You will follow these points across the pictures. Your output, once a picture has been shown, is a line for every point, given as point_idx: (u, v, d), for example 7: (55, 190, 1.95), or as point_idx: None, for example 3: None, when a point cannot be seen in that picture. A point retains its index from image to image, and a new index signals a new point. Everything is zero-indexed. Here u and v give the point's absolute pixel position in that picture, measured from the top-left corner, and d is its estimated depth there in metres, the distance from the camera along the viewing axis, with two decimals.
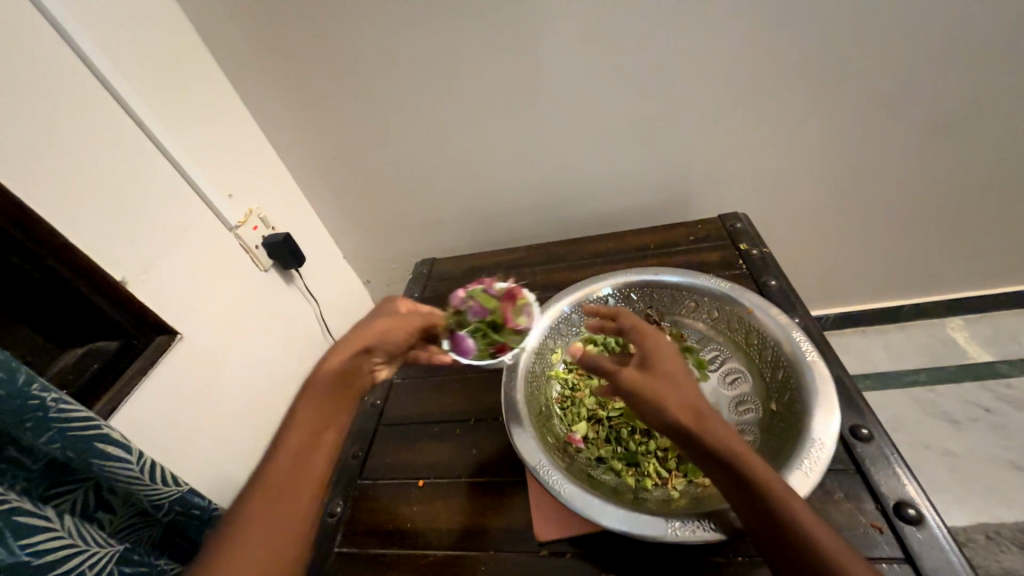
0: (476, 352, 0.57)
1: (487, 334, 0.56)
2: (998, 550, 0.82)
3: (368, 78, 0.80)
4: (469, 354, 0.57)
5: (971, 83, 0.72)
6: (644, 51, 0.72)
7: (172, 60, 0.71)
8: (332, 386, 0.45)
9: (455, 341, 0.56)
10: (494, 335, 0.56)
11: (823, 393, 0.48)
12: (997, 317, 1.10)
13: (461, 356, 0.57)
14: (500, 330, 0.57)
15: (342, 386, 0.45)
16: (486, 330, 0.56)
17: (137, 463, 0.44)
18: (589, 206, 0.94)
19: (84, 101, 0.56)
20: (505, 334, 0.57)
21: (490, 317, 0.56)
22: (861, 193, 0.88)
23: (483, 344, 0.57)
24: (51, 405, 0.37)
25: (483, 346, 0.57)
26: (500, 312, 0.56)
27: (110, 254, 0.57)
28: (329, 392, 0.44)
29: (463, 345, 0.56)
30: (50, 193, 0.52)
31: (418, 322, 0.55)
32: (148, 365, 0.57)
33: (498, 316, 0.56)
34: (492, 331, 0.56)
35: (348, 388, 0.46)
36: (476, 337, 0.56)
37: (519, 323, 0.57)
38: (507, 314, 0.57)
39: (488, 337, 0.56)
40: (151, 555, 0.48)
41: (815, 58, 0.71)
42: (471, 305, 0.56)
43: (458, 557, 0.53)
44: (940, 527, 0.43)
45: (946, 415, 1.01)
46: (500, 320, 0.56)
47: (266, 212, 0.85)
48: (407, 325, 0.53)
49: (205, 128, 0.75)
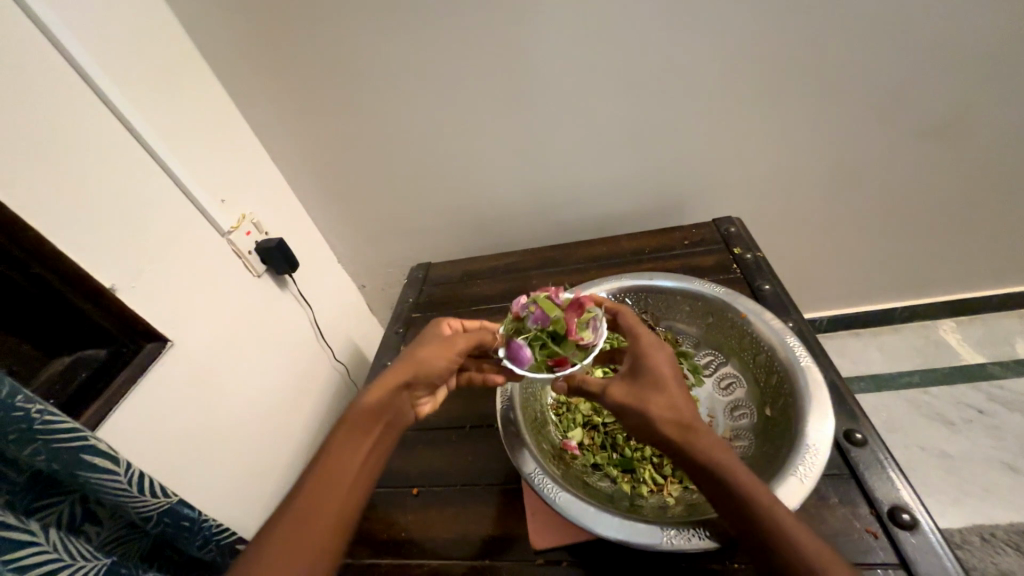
0: (532, 364, 0.50)
1: (546, 345, 0.50)
2: (994, 552, 0.82)
3: (363, 83, 0.80)
4: (525, 366, 0.50)
5: (960, 88, 0.73)
6: (638, 56, 0.73)
7: (164, 64, 0.70)
8: (368, 421, 0.48)
9: (511, 349, 0.50)
10: (553, 346, 0.50)
11: (817, 398, 0.48)
12: (988, 318, 1.11)
13: (514, 367, 0.50)
14: (561, 341, 0.50)
15: (381, 419, 0.48)
16: (544, 339, 0.50)
17: (125, 475, 0.43)
18: (584, 210, 0.94)
19: (73, 107, 0.56)
20: (567, 347, 0.50)
21: (550, 326, 0.50)
22: (853, 197, 0.89)
23: (540, 356, 0.50)
24: (36, 416, 0.36)
25: (541, 358, 0.50)
26: (562, 322, 0.50)
27: (100, 261, 0.56)
28: (364, 424, 0.47)
29: (517, 353, 0.50)
30: (39, 200, 0.51)
31: (461, 347, 0.53)
32: (137, 373, 0.56)
33: (559, 325, 0.50)
34: (552, 341, 0.50)
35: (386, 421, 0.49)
36: (533, 347, 0.50)
37: (586, 336, 0.50)
38: (572, 323, 0.50)
39: (546, 349, 0.50)
40: (140, 568, 0.47)
41: (807, 64, 0.72)
42: (531, 311, 0.51)
43: (454, 566, 0.52)
44: (934, 532, 0.43)
45: (941, 417, 1.01)
46: (561, 329, 0.49)
47: (259, 217, 0.84)
48: (448, 352, 0.53)
49: (197, 133, 0.74)
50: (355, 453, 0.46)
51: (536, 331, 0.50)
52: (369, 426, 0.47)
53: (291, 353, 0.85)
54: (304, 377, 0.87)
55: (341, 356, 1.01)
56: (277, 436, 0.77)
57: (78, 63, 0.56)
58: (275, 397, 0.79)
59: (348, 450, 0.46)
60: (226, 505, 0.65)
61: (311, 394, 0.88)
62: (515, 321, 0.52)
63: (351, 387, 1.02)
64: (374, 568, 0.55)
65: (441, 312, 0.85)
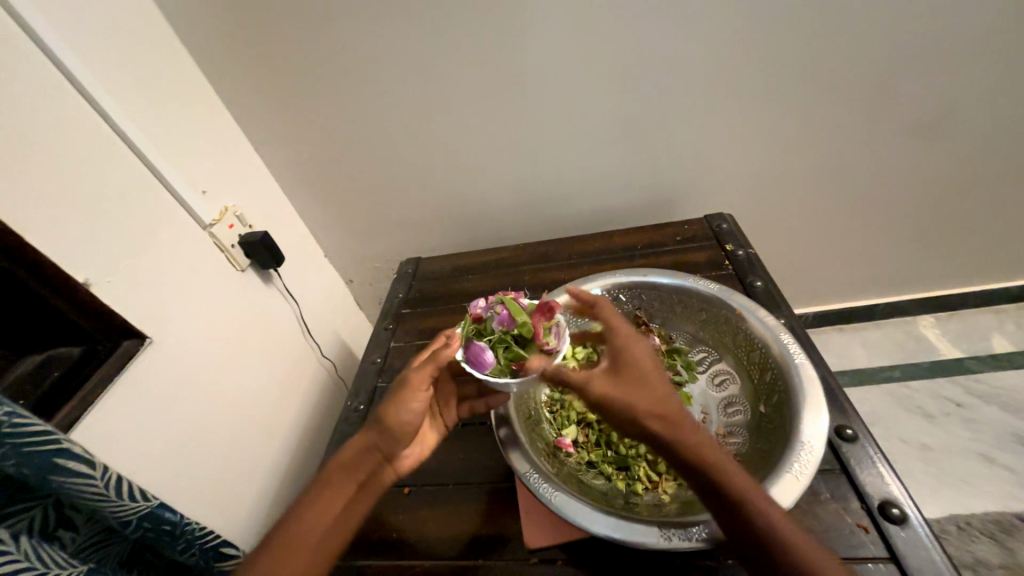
0: (494, 367, 0.49)
1: (510, 347, 0.50)
2: (970, 540, 0.85)
3: (350, 72, 0.77)
4: (488, 368, 0.49)
5: (947, 89, 0.74)
6: (633, 50, 0.72)
7: (140, 48, 0.67)
8: (338, 479, 0.47)
9: (472, 349, 0.49)
10: (518, 348, 0.50)
11: (811, 394, 0.49)
12: (966, 314, 1.14)
13: (475, 370, 0.49)
14: (526, 344, 0.50)
15: (350, 475, 0.47)
16: (509, 341, 0.50)
17: (101, 479, 0.41)
18: (576, 205, 0.93)
19: (41, 91, 0.53)
20: (531, 350, 0.50)
21: (515, 328, 0.50)
22: (841, 195, 0.90)
23: (504, 358, 0.49)
24: (3, 419, 0.34)
25: (505, 361, 0.50)
26: (527, 325, 0.50)
27: (74, 254, 0.53)
28: (333, 483, 0.47)
29: (479, 354, 0.49)
30: (6, 190, 0.48)
31: (422, 382, 0.49)
32: (114, 371, 0.54)
33: (524, 328, 0.50)
34: (516, 343, 0.50)
35: (358, 476, 0.48)
36: (497, 349, 0.50)
37: (551, 340, 0.50)
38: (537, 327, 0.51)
39: (510, 351, 0.50)
40: (119, 574, 0.45)
41: (800, 61, 0.72)
42: (496, 312, 0.51)
43: (447, 566, 0.52)
44: (923, 526, 0.44)
45: (920, 410, 1.04)
46: (526, 332, 0.50)
47: (242, 210, 0.82)
48: (409, 393, 0.49)
49: (176, 122, 0.71)
50: (325, 511, 0.45)
51: (500, 333, 0.51)
52: (337, 484, 0.47)
53: (276, 349, 0.83)
54: (290, 374, 0.85)
55: (328, 353, 0.99)
56: (263, 435, 0.75)
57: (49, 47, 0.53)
58: (260, 396, 0.77)
59: (318, 509, 0.45)
60: (210, 507, 0.63)
61: (297, 391, 0.86)
62: (477, 324, 0.52)
63: (340, 383, 1.00)
64: (364, 569, 0.54)
65: (431, 308, 0.84)
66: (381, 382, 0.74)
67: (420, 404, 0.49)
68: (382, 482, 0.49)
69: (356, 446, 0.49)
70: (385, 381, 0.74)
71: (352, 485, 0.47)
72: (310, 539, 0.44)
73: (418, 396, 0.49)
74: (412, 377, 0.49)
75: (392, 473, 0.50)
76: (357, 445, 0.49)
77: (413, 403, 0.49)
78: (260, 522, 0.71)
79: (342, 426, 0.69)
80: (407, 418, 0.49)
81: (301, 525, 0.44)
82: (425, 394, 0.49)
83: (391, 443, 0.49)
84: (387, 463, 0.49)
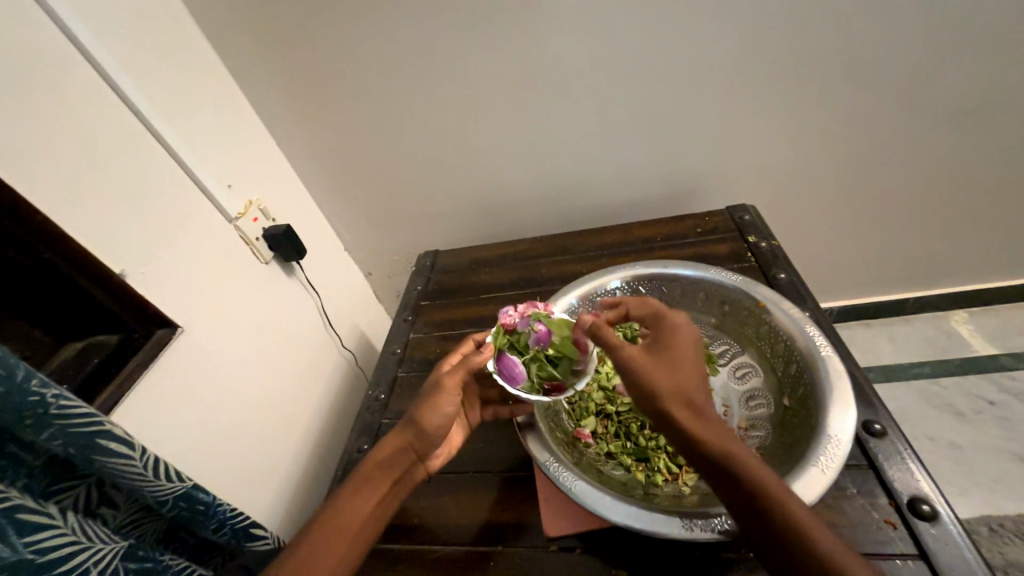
0: (526, 383, 0.51)
1: (542, 366, 0.52)
2: (1002, 542, 0.82)
3: (369, 66, 0.78)
4: (519, 384, 0.51)
5: (985, 73, 0.71)
6: (653, 39, 0.70)
7: (168, 46, 0.69)
8: (374, 478, 0.49)
9: (506, 365, 0.52)
10: (550, 368, 0.51)
11: (839, 388, 0.47)
12: (1002, 309, 1.10)
13: (507, 384, 0.51)
14: (558, 364, 0.52)
15: (385, 473, 0.50)
16: (541, 359, 0.52)
17: (141, 460, 0.43)
18: (594, 198, 0.92)
19: (79, 89, 0.55)
20: (563, 370, 0.51)
21: (547, 347, 0.52)
22: (870, 186, 0.87)
23: (535, 376, 0.51)
24: (52, 401, 0.36)
25: (538, 379, 0.52)
26: (559, 344, 0.52)
27: (109, 246, 0.55)
28: (370, 480, 0.49)
29: (512, 370, 0.51)
30: (48, 184, 0.50)
31: (454, 386, 0.53)
32: (149, 358, 0.56)
33: (557, 348, 0.52)
34: (548, 363, 0.52)
35: (393, 474, 0.50)
36: (529, 366, 0.52)
37: (582, 361, 0.52)
38: (569, 347, 0.52)
39: (542, 370, 0.51)
40: (156, 550, 0.48)
41: (827, 47, 0.70)
42: (531, 329, 0.52)
43: (467, 552, 0.53)
44: (955, 524, 0.43)
45: (951, 408, 1.01)
46: (559, 352, 0.52)
47: (266, 203, 0.84)
48: (443, 396, 0.52)
49: (203, 119, 0.73)
50: (362, 506, 0.48)
51: (532, 350, 0.52)
52: (373, 482, 0.49)
53: (299, 340, 0.85)
54: (313, 364, 0.87)
55: (349, 344, 1.01)
56: (288, 423, 0.78)
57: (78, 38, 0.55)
58: (285, 385, 0.79)
59: (355, 503, 0.48)
60: (238, 491, 0.65)
61: (320, 381, 0.88)
62: (510, 336, 0.54)
63: (360, 374, 1.02)
64: (386, 553, 0.55)
65: (450, 300, 0.85)
66: (401, 372, 0.75)
67: (452, 406, 0.53)
68: (413, 480, 0.52)
69: (391, 446, 0.51)
70: (404, 371, 0.75)
71: (388, 482, 0.50)
72: (349, 531, 0.46)
73: (451, 398, 0.53)
74: (445, 381, 0.53)
75: (423, 471, 0.53)
76: (393, 444, 0.51)
77: (446, 406, 0.52)
78: (285, 506, 0.73)
79: (364, 415, 0.70)
80: (440, 420, 0.52)
81: (340, 519, 0.47)
82: (456, 397, 0.53)
83: (425, 443, 0.52)
84: (420, 462, 0.52)
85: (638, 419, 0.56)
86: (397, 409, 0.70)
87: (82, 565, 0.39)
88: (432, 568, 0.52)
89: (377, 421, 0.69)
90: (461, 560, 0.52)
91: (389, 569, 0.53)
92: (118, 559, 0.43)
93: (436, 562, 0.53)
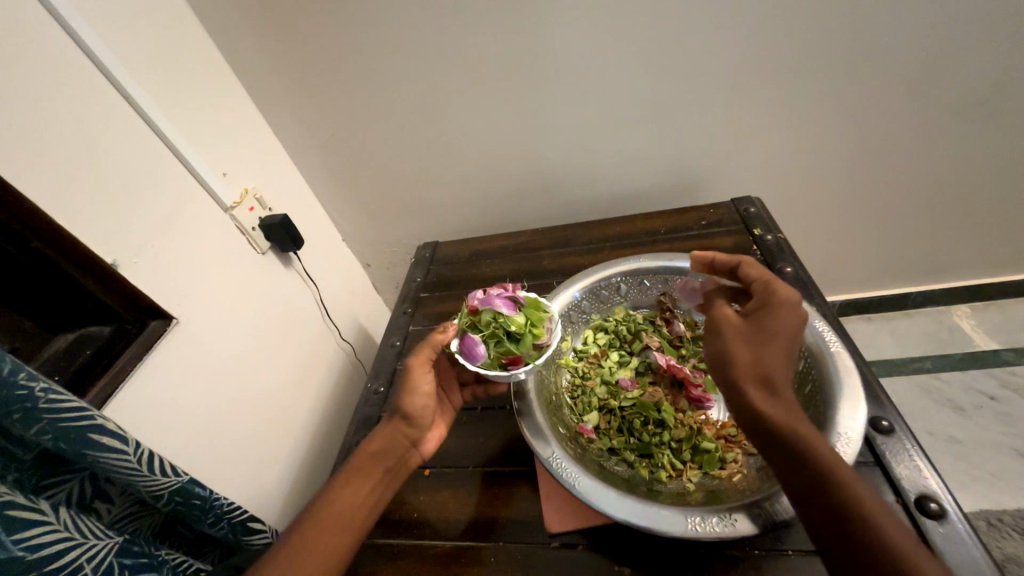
0: (486, 359, 0.51)
1: (502, 343, 0.51)
2: (1001, 536, 0.82)
3: (368, 54, 0.75)
4: (478, 361, 0.51)
5: (1001, 65, 0.69)
6: (660, 26, 0.68)
7: (161, 30, 0.66)
8: (362, 468, 0.49)
9: (466, 343, 0.51)
10: (509, 344, 0.51)
11: (848, 385, 0.47)
12: (1004, 304, 1.09)
13: (467, 361, 0.51)
14: (518, 340, 0.51)
15: (374, 463, 0.49)
16: (499, 336, 0.51)
17: (134, 454, 0.42)
18: (596, 189, 0.91)
19: (68, 75, 0.53)
20: (523, 346, 0.51)
21: (507, 323, 0.51)
22: (877, 179, 0.85)
23: (495, 352, 0.51)
24: (40, 395, 0.36)
25: (496, 355, 0.51)
26: (520, 320, 0.52)
27: (100, 236, 0.53)
28: (359, 469, 0.49)
29: (472, 347, 0.50)
30: (42, 176, 0.49)
31: (424, 364, 0.52)
32: (144, 349, 0.55)
33: (519, 323, 0.51)
34: (508, 339, 0.51)
35: (384, 460, 0.50)
36: (488, 343, 0.51)
37: (542, 337, 0.52)
38: (529, 323, 0.52)
39: (501, 345, 0.51)
40: (152, 546, 0.47)
41: (839, 35, 0.67)
42: (492, 305, 0.52)
43: (467, 548, 0.52)
44: (962, 522, 0.43)
45: (951, 403, 1.01)
46: (521, 329, 0.51)
47: (263, 192, 0.82)
48: (415, 375, 0.52)
49: (198, 106, 0.71)
50: (355, 494, 0.47)
51: (492, 328, 0.51)
52: (364, 470, 0.49)
53: (296, 332, 0.84)
54: (310, 357, 0.86)
55: (347, 336, 1.00)
56: (284, 416, 0.76)
57: (55, 9, 0.52)
58: (282, 376, 0.78)
59: (346, 493, 0.47)
60: (235, 484, 0.64)
61: (318, 372, 0.87)
62: (470, 315, 0.53)
63: (358, 366, 1.02)
64: (385, 547, 0.55)
65: (448, 292, 0.84)
66: (401, 365, 0.74)
67: (428, 384, 0.52)
68: (408, 464, 0.52)
69: (380, 435, 0.51)
70: (402, 363, 0.74)
71: (379, 469, 0.49)
72: (345, 520, 0.46)
73: (424, 377, 0.52)
74: (414, 362, 0.52)
75: (417, 456, 0.52)
76: (381, 433, 0.51)
77: (422, 384, 0.52)
78: (284, 498, 0.73)
79: (363, 408, 0.69)
80: (420, 399, 0.52)
81: (333, 509, 0.46)
82: (429, 374, 0.53)
83: (412, 427, 0.52)
84: (411, 446, 0.52)
85: (642, 414, 0.55)
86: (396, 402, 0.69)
87: (76, 561, 0.38)
88: (431, 564, 0.52)
89: (376, 414, 0.68)
90: (461, 555, 0.52)
91: (388, 564, 0.53)
92: (113, 555, 0.41)
93: (436, 556, 0.52)
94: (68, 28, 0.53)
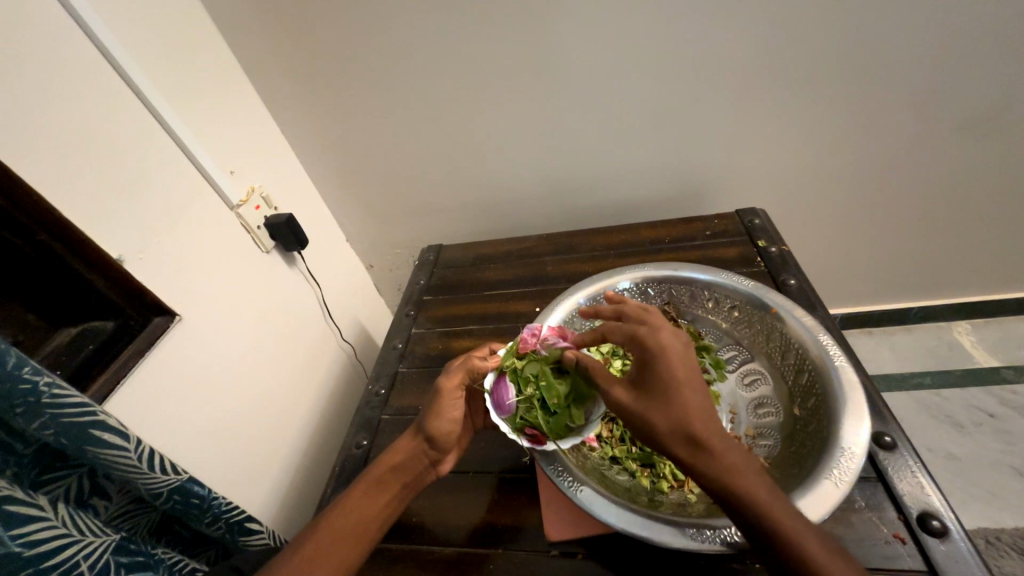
0: (510, 417, 0.50)
1: (532, 408, 0.49)
2: (999, 555, 0.82)
3: (377, 57, 0.76)
4: (502, 415, 0.50)
5: (1005, 84, 0.69)
6: (669, 36, 0.69)
7: (173, 29, 0.67)
8: (380, 482, 0.49)
9: (498, 390, 0.50)
10: (537, 416, 0.49)
11: (852, 399, 0.47)
12: (1004, 322, 1.09)
13: (492, 411, 0.50)
14: (549, 415, 0.49)
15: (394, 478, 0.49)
16: (533, 403, 0.49)
17: (134, 451, 0.42)
18: (601, 196, 0.91)
19: (78, 71, 0.53)
20: (551, 423, 0.49)
21: (545, 392, 0.49)
22: (879, 195, 0.86)
23: (521, 417, 0.50)
24: (44, 389, 0.35)
25: (521, 419, 0.50)
26: (561, 395, 0.49)
27: (107, 231, 0.54)
28: (378, 482, 0.49)
29: (503, 400, 0.50)
30: (53, 170, 0.49)
31: (456, 389, 0.52)
32: (147, 346, 0.55)
33: (556, 399, 0.49)
34: (540, 408, 0.49)
35: (402, 477, 0.50)
36: (519, 403, 0.50)
37: (578, 421, 0.49)
38: (570, 401, 0.49)
39: (530, 413, 0.50)
40: (147, 543, 0.46)
41: (845, 50, 0.68)
42: (541, 361, 0.50)
43: (466, 554, 0.52)
44: (964, 540, 0.43)
45: (950, 419, 1.01)
46: (558, 405, 0.49)
47: (268, 191, 0.82)
48: (447, 400, 0.52)
49: (207, 103, 0.71)
50: (370, 505, 0.47)
51: (531, 389, 0.50)
52: (383, 483, 0.49)
53: (298, 333, 0.83)
54: (310, 357, 0.86)
55: (348, 338, 1.00)
56: (283, 417, 0.76)
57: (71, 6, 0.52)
58: (283, 375, 0.78)
59: (362, 504, 0.47)
60: (233, 482, 0.64)
61: (318, 373, 0.87)
62: (518, 357, 0.52)
63: (358, 367, 1.01)
64: (382, 552, 0.54)
65: (450, 297, 0.84)
66: (402, 367, 0.74)
67: (457, 410, 0.53)
68: (422, 482, 0.52)
69: (401, 450, 0.51)
70: (404, 365, 0.74)
71: (397, 484, 0.49)
72: (355, 532, 0.46)
73: (455, 403, 0.52)
74: (445, 383, 0.52)
75: (433, 475, 0.52)
76: (403, 447, 0.51)
77: (451, 410, 0.52)
78: (280, 498, 0.73)
79: (364, 410, 0.69)
80: (447, 424, 0.52)
81: (345, 519, 0.46)
82: (459, 400, 0.53)
83: (435, 448, 0.51)
84: (430, 466, 0.52)
85: None
86: (398, 405, 0.69)
87: (72, 558, 0.38)
88: (428, 570, 0.52)
89: (377, 416, 0.68)
90: (459, 562, 0.51)
91: (386, 569, 0.53)
92: (110, 552, 0.41)
93: (434, 562, 0.52)
94: (79, 20, 0.53)
